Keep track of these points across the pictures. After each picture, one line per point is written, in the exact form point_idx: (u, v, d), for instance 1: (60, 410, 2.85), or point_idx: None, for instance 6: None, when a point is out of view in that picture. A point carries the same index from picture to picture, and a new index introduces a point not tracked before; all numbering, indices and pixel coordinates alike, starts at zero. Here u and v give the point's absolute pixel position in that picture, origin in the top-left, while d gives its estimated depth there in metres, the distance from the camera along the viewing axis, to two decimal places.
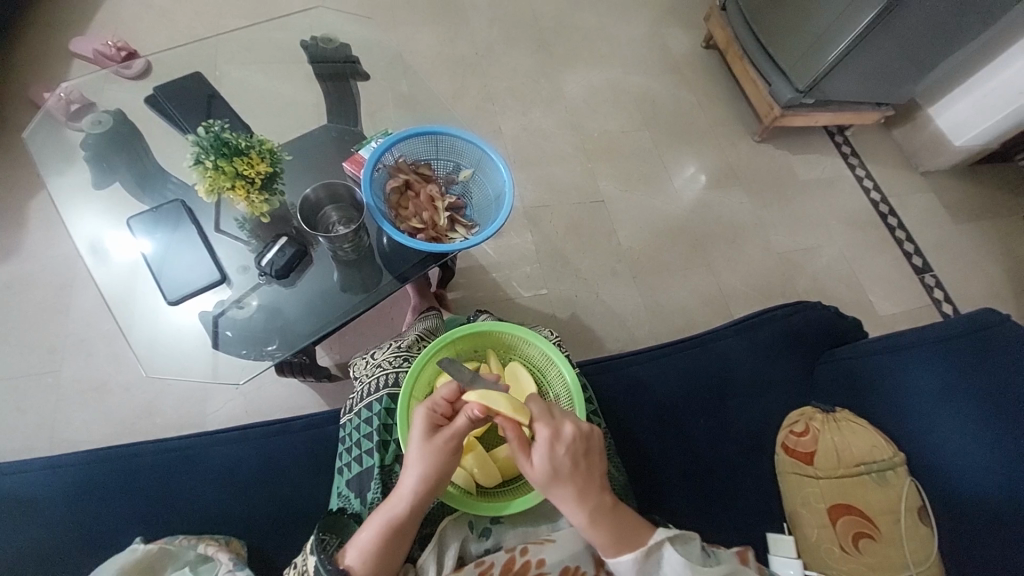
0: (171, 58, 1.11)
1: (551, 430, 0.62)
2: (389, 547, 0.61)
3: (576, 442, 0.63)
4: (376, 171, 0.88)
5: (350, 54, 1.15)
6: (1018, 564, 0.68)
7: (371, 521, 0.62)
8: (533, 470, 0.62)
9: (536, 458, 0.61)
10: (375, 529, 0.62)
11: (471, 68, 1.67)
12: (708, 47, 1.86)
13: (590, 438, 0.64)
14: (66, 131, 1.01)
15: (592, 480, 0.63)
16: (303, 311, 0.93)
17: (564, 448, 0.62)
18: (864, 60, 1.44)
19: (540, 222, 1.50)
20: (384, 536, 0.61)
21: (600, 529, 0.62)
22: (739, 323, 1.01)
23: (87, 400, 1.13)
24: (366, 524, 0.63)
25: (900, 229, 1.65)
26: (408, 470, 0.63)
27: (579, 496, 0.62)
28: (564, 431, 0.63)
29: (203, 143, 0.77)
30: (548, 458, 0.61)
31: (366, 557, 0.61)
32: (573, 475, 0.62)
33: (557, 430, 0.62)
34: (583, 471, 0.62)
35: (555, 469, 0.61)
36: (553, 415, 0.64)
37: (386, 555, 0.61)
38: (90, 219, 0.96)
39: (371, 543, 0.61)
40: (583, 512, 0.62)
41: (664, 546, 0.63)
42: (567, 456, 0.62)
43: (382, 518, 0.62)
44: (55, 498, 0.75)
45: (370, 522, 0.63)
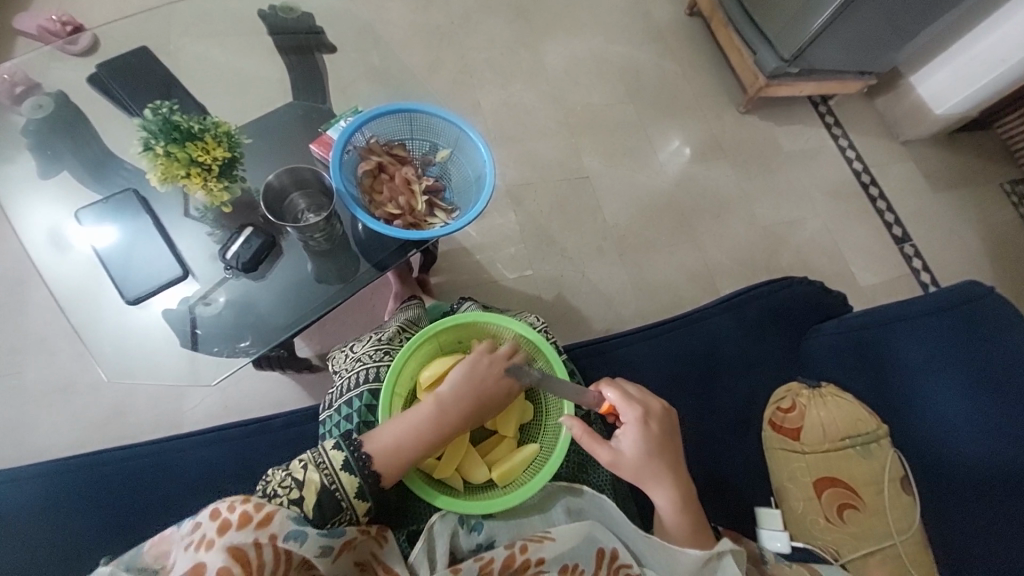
0: (116, 32, 1.02)
1: (644, 413, 0.67)
2: (400, 449, 0.64)
3: (665, 424, 0.68)
4: (346, 153, 0.83)
5: (314, 24, 1.06)
6: (1002, 533, 0.69)
7: (396, 422, 0.66)
8: (624, 451, 0.66)
9: (629, 439, 0.66)
10: (399, 429, 0.65)
11: (447, 38, 1.59)
12: (691, 13, 1.80)
13: (675, 423, 0.70)
14: (10, 116, 0.92)
15: (678, 464, 0.68)
16: (275, 304, 0.88)
17: (656, 427, 0.67)
18: (849, 26, 1.41)
19: (523, 201, 1.45)
20: (405, 433, 0.65)
21: (686, 515, 0.66)
22: (725, 300, 1.00)
23: (53, 403, 1.08)
24: (390, 424, 0.66)
25: (881, 200, 1.65)
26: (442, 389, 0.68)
27: (667, 480, 0.66)
28: (652, 415, 0.68)
29: (150, 127, 0.71)
30: (643, 437, 0.66)
31: (387, 450, 0.64)
32: (661, 458, 0.66)
33: (648, 412, 0.68)
34: (670, 454, 0.67)
35: (647, 449, 0.66)
36: (642, 398, 0.69)
37: (400, 454, 0.64)
38: (36, 211, 0.89)
39: (392, 442, 0.64)
40: (672, 495, 0.66)
41: (725, 557, 0.66)
42: (657, 437, 0.67)
43: (409, 422, 0.66)
44: (24, 511, 0.71)
45: (393, 424, 0.66)
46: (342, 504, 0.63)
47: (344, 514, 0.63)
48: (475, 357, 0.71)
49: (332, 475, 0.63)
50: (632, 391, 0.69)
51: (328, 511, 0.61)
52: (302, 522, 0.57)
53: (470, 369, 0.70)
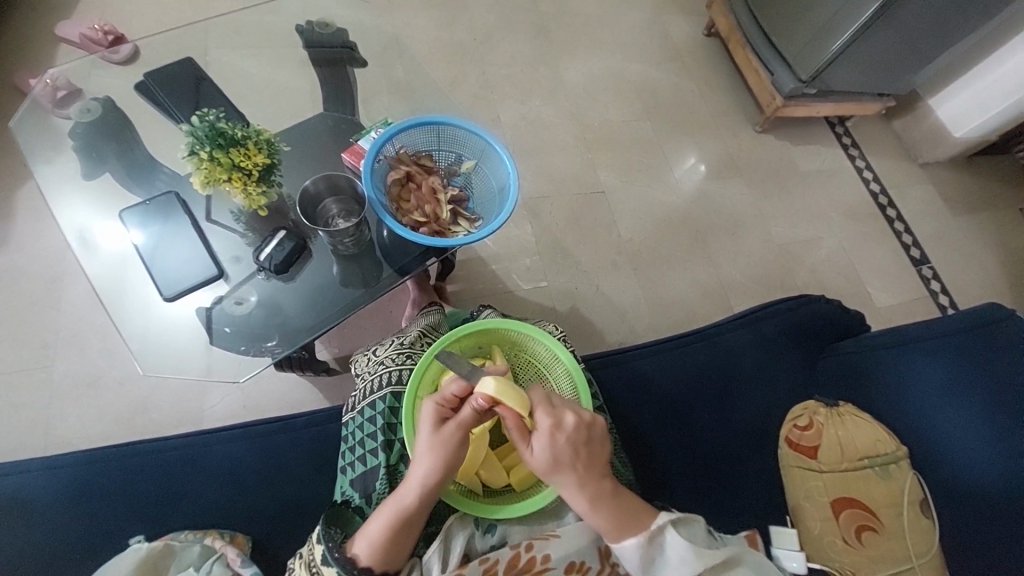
0: (159, 44, 1.07)
1: (554, 421, 0.62)
2: (394, 539, 0.61)
3: (579, 430, 0.63)
4: (377, 162, 0.86)
5: (347, 39, 1.11)
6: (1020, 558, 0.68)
7: (380, 513, 0.62)
8: (534, 460, 0.62)
9: (536, 448, 0.62)
10: (385, 524, 0.61)
11: (469, 55, 1.64)
12: (709, 34, 1.83)
13: (591, 429, 0.64)
14: (53, 119, 0.97)
15: (594, 468, 0.63)
16: (302, 306, 0.91)
17: (563, 437, 0.62)
18: (867, 50, 1.43)
19: (541, 214, 1.48)
20: (393, 525, 0.61)
21: (598, 517, 0.62)
22: (744, 317, 1.01)
23: (79, 396, 1.11)
24: (375, 516, 0.63)
25: (898, 221, 1.64)
26: (414, 468, 0.63)
27: (578, 483, 0.62)
28: (566, 421, 0.63)
29: (197, 133, 0.74)
30: (549, 447, 0.61)
31: (376, 547, 0.60)
32: (573, 464, 0.62)
33: (560, 421, 0.62)
34: (583, 461, 0.62)
35: (555, 458, 0.62)
36: (555, 406, 0.64)
37: (395, 545, 0.61)
38: (78, 209, 0.93)
39: (381, 536, 0.61)
40: (580, 501, 0.63)
41: (666, 530, 0.62)
42: (565, 447, 0.62)
43: (392, 510, 0.62)
44: (51, 498, 0.73)
45: (378, 516, 0.62)
46: None
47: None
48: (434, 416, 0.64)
49: (318, 569, 0.62)
50: (538, 398, 0.64)
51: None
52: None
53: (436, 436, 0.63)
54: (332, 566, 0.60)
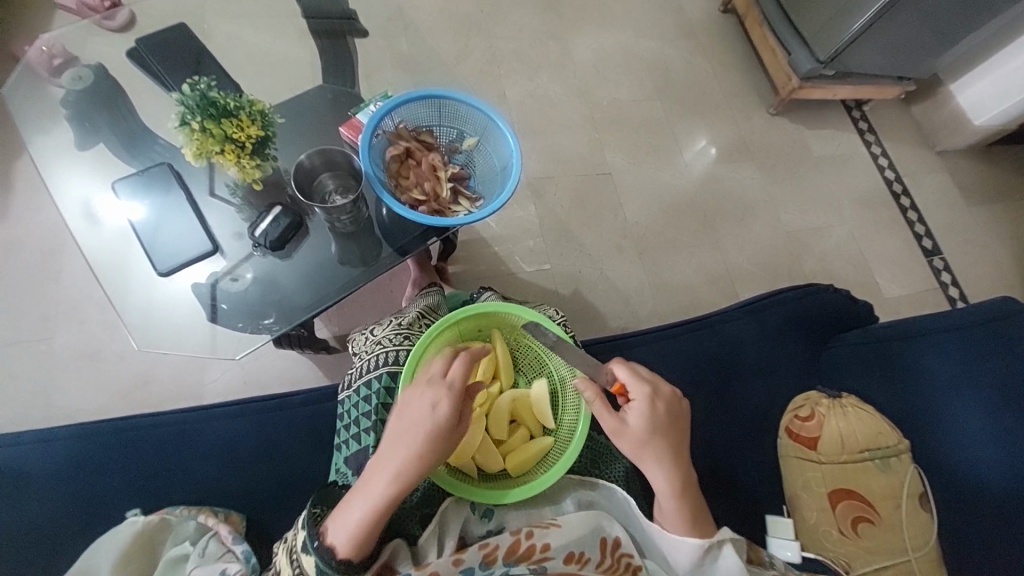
0: (154, 9, 1.03)
1: (653, 392, 0.66)
2: (372, 531, 0.59)
3: (673, 406, 0.67)
4: (375, 137, 0.83)
5: (347, 9, 1.07)
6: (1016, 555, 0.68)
7: (358, 505, 0.59)
8: (631, 427, 0.65)
9: (637, 414, 0.65)
10: (363, 517, 0.58)
11: (475, 27, 1.58)
12: (725, 10, 1.75)
13: (683, 406, 0.68)
14: (50, 89, 0.94)
15: (682, 448, 0.66)
16: (300, 284, 0.90)
17: (663, 408, 0.65)
18: (889, 30, 1.36)
19: (545, 195, 1.44)
20: (376, 518, 0.59)
21: (684, 501, 0.65)
22: (749, 305, 0.99)
23: (80, 369, 1.11)
24: (351, 508, 0.59)
25: (912, 210, 1.60)
26: (393, 458, 0.60)
27: (669, 460, 0.65)
28: (662, 396, 0.67)
29: (188, 103, 0.72)
30: (650, 416, 0.65)
31: (354, 538, 0.58)
32: (666, 439, 0.65)
33: (657, 392, 0.66)
34: (675, 439, 0.66)
35: (654, 427, 0.65)
36: (653, 379, 0.68)
37: (372, 537, 0.59)
38: (76, 181, 0.91)
39: (362, 529, 0.58)
40: (670, 481, 0.65)
41: (725, 545, 0.65)
42: (664, 418, 0.65)
43: (372, 502, 0.59)
44: (49, 469, 0.73)
45: (355, 506, 0.59)
46: None
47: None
48: (423, 404, 0.61)
49: (298, 559, 0.61)
50: (641, 372, 0.68)
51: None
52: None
53: (425, 426, 0.60)
54: (311, 555, 0.59)
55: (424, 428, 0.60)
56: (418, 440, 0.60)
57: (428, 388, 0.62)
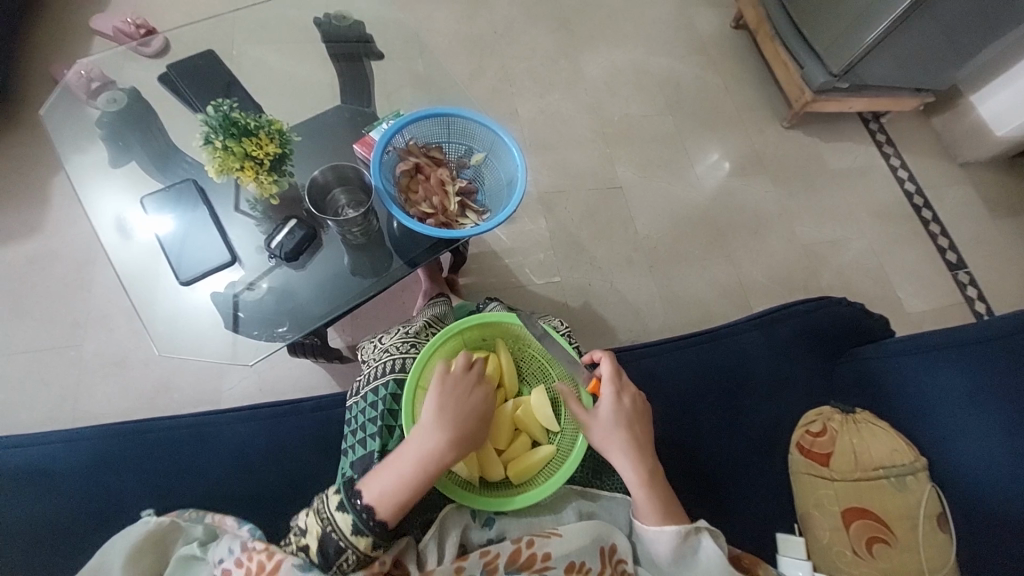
0: (186, 37, 1.10)
1: (617, 387, 0.70)
2: (410, 498, 0.63)
3: (637, 401, 0.71)
4: (386, 153, 0.86)
5: (364, 33, 1.11)
6: None
7: (405, 469, 0.63)
8: (599, 417, 0.69)
9: (605, 406, 0.69)
10: (406, 483, 0.63)
11: (489, 47, 1.63)
12: (737, 26, 1.77)
13: (644, 402, 0.72)
14: (86, 109, 1.01)
15: (646, 440, 0.69)
16: (313, 294, 0.93)
17: (629, 401, 0.70)
18: (903, 42, 1.36)
19: (555, 208, 1.46)
20: (418, 482, 0.63)
21: (654, 490, 0.66)
22: (759, 318, 0.98)
23: (107, 374, 1.16)
24: (396, 471, 0.63)
25: (934, 223, 1.56)
26: (437, 435, 0.65)
27: (636, 449, 0.68)
28: (627, 392, 0.71)
29: (211, 122, 0.76)
30: (616, 408, 0.69)
31: (396, 500, 0.62)
32: (630, 431, 0.68)
33: (622, 388, 0.71)
34: (638, 430, 0.69)
35: (620, 418, 0.69)
36: (620, 377, 0.72)
37: (409, 504, 0.64)
38: (107, 196, 0.97)
39: (405, 492, 0.63)
40: (637, 470, 0.66)
41: (702, 533, 0.66)
42: (629, 410, 0.70)
43: (418, 467, 0.63)
44: (72, 469, 0.76)
45: (398, 477, 0.63)
46: (341, 546, 0.62)
47: (348, 556, 0.62)
48: (476, 395, 0.69)
49: (330, 518, 0.63)
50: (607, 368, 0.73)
51: (331, 554, 0.63)
52: (308, 569, 0.60)
53: (478, 411, 0.68)
54: (349, 513, 0.62)
55: (476, 413, 0.68)
56: (469, 422, 0.67)
57: (479, 381, 0.70)
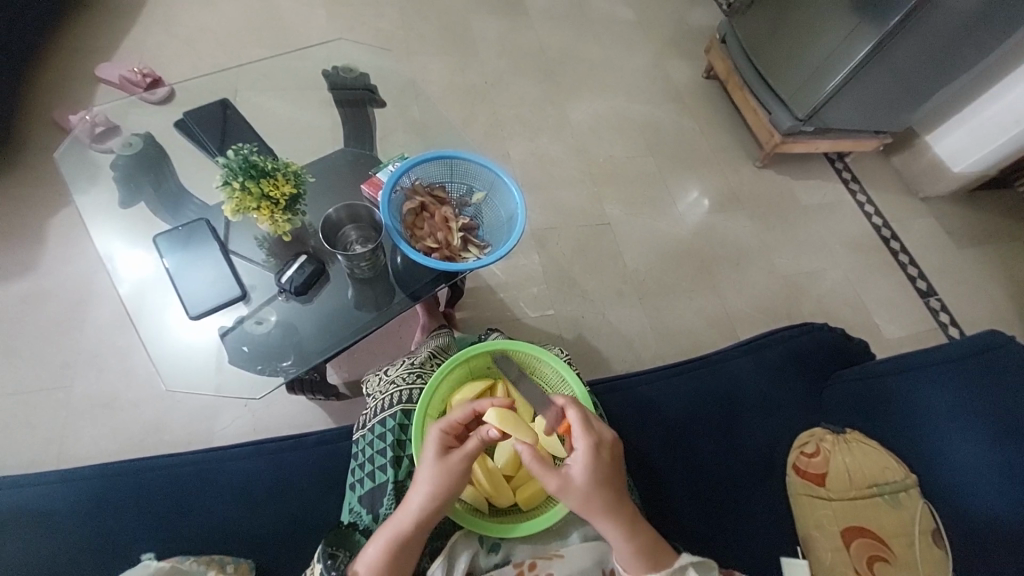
0: (196, 87, 1.17)
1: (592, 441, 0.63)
2: (394, 561, 0.62)
3: (613, 454, 0.65)
4: (394, 192, 0.91)
5: (369, 83, 1.20)
6: None
7: (379, 537, 0.63)
8: (575, 484, 0.62)
9: (579, 468, 0.62)
10: (382, 547, 0.62)
11: (481, 96, 1.74)
12: (708, 77, 1.93)
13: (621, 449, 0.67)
14: (90, 152, 1.04)
15: (625, 491, 0.64)
16: (317, 328, 0.95)
17: (604, 455, 0.64)
18: (860, 90, 1.50)
19: (547, 244, 1.52)
20: (392, 548, 0.62)
21: (635, 542, 0.63)
22: (747, 344, 1.03)
23: (96, 416, 1.14)
24: (374, 539, 0.63)
25: (902, 253, 1.66)
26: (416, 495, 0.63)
27: (616, 507, 0.63)
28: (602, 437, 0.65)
29: (232, 165, 0.80)
30: (591, 467, 0.62)
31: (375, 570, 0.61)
32: (609, 486, 0.63)
33: (597, 438, 0.64)
34: (615, 482, 0.64)
35: (597, 479, 0.62)
36: (590, 425, 0.65)
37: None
38: (114, 236, 0.99)
39: (379, 559, 0.62)
40: (616, 525, 0.63)
41: (688, 573, 0.64)
42: (606, 466, 0.63)
43: (392, 534, 0.63)
44: (68, 509, 0.74)
45: (377, 536, 0.63)
46: None
47: None
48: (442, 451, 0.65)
49: None
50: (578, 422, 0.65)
51: None
52: None
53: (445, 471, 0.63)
54: None
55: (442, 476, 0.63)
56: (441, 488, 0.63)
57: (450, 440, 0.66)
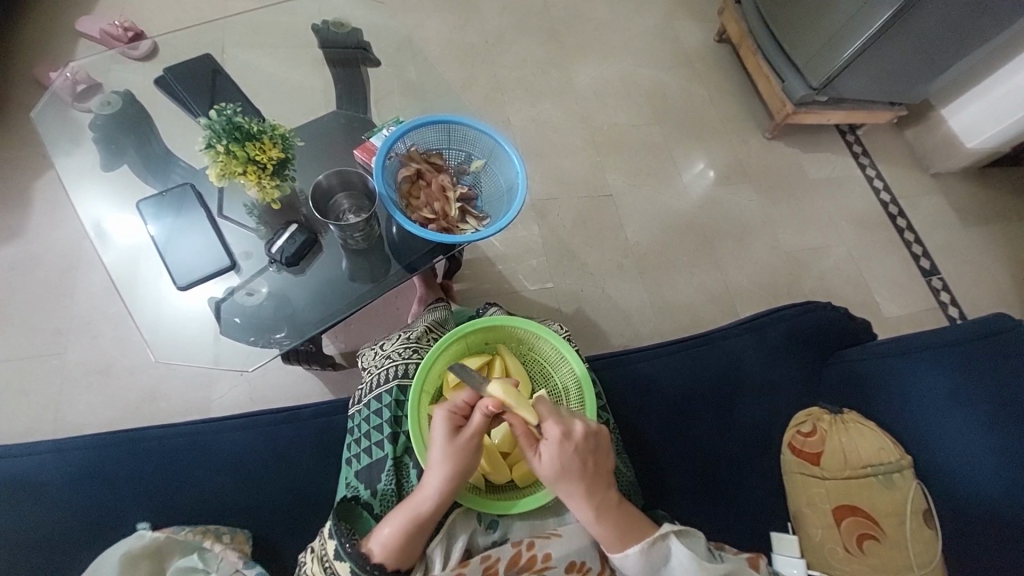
0: (178, 40, 1.09)
1: (562, 430, 0.62)
2: (411, 540, 0.62)
3: (586, 442, 0.63)
4: (388, 159, 0.87)
5: (362, 39, 1.13)
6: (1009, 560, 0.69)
7: (393, 516, 0.63)
8: (543, 469, 0.62)
9: (546, 454, 0.62)
10: (396, 526, 0.62)
11: (481, 57, 1.65)
12: (720, 41, 1.83)
13: (599, 438, 0.64)
14: (72, 112, 1.00)
15: (600, 477, 0.63)
16: (310, 299, 0.92)
17: (572, 445, 0.62)
18: (878, 59, 1.42)
19: (548, 215, 1.48)
20: (406, 528, 0.62)
21: (605, 526, 0.63)
22: (749, 322, 1.01)
23: (90, 383, 1.13)
24: (388, 518, 0.63)
25: (909, 231, 1.63)
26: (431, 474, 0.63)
27: (587, 490, 0.62)
28: (573, 430, 0.63)
29: (215, 126, 0.76)
30: (558, 455, 0.61)
31: (390, 548, 0.61)
32: (581, 472, 0.62)
33: (568, 431, 0.62)
34: (589, 470, 0.62)
35: (564, 467, 0.61)
36: (562, 415, 0.64)
37: (407, 553, 0.62)
38: (97, 201, 0.95)
39: (394, 538, 0.62)
40: (588, 508, 0.62)
41: (670, 539, 0.64)
42: (574, 454, 0.62)
43: (405, 514, 0.62)
44: (64, 479, 0.74)
45: (392, 517, 0.63)
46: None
47: None
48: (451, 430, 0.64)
49: (330, 563, 0.63)
50: (548, 409, 0.64)
51: None
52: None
53: (458, 449, 0.63)
54: (345, 561, 0.61)
55: (454, 453, 0.63)
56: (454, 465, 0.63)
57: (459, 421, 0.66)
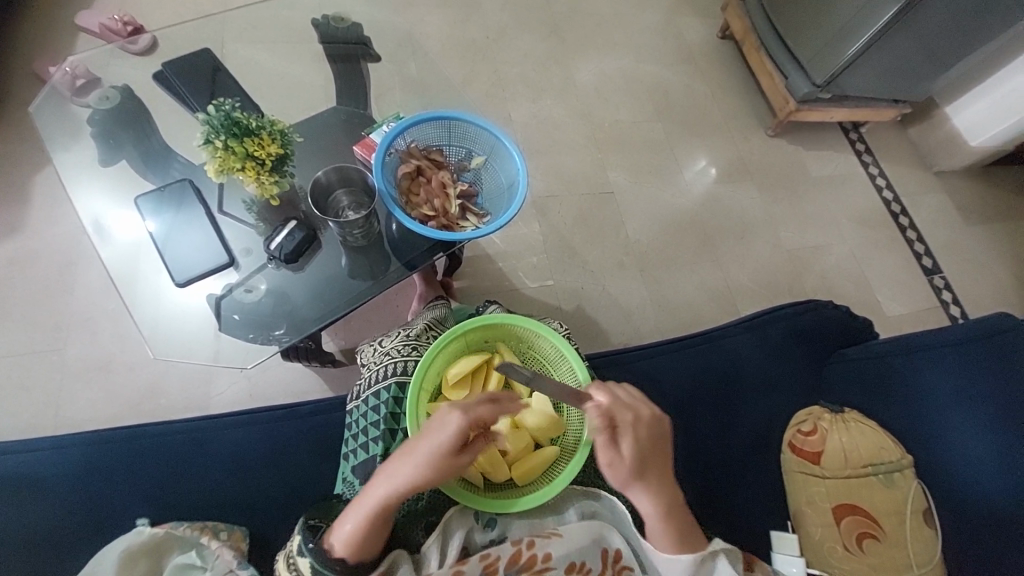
0: (176, 35, 1.09)
1: (636, 418, 0.62)
2: (369, 537, 0.62)
3: (657, 430, 0.63)
4: (388, 155, 0.87)
5: (362, 35, 1.12)
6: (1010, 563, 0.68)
7: (353, 512, 0.62)
8: (623, 461, 0.61)
9: (625, 445, 0.61)
10: (355, 522, 0.61)
11: (482, 53, 1.64)
12: (723, 37, 1.82)
13: (667, 427, 0.65)
14: (70, 106, 0.99)
15: (666, 468, 0.64)
16: (309, 296, 0.92)
17: (646, 433, 0.62)
18: (882, 57, 1.41)
19: (548, 212, 1.48)
20: (363, 525, 0.61)
21: (670, 522, 0.65)
22: (749, 320, 1.01)
23: (90, 380, 1.13)
24: (348, 513, 0.62)
25: (911, 229, 1.62)
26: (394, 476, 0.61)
27: (659, 485, 0.64)
28: (643, 415, 0.63)
29: (213, 122, 0.75)
30: (636, 445, 0.61)
31: (347, 542, 0.61)
32: (655, 462, 0.63)
33: (639, 415, 0.62)
34: (660, 459, 0.63)
35: (641, 457, 0.62)
36: (631, 401, 0.63)
37: (363, 547, 0.62)
38: (96, 196, 0.95)
39: (353, 535, 0.61)
40: (657, 503, 0.64)
41: (719, 557, 0.66)
42: (649, 443, 0.62)
43: (364, 511, 0.61)
44: (63, 476, 0.74)
45: (353, 514, 0.62)
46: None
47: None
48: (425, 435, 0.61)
49: (295, 562, 0.63)
50: (623, 397, 0.63)
51: None
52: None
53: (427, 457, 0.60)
54: (306, 557, 0.62)
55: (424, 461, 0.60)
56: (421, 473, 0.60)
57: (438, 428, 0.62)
